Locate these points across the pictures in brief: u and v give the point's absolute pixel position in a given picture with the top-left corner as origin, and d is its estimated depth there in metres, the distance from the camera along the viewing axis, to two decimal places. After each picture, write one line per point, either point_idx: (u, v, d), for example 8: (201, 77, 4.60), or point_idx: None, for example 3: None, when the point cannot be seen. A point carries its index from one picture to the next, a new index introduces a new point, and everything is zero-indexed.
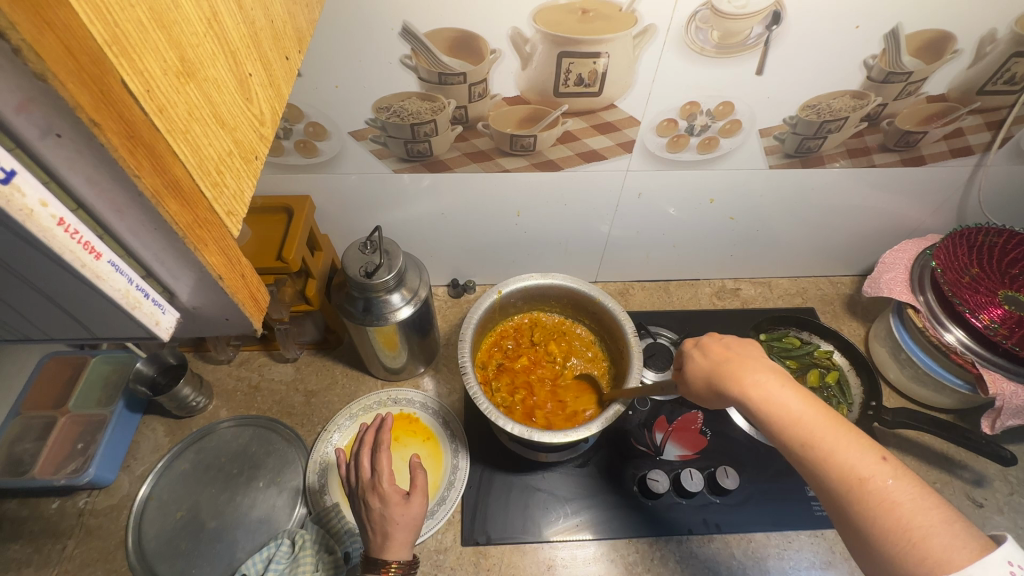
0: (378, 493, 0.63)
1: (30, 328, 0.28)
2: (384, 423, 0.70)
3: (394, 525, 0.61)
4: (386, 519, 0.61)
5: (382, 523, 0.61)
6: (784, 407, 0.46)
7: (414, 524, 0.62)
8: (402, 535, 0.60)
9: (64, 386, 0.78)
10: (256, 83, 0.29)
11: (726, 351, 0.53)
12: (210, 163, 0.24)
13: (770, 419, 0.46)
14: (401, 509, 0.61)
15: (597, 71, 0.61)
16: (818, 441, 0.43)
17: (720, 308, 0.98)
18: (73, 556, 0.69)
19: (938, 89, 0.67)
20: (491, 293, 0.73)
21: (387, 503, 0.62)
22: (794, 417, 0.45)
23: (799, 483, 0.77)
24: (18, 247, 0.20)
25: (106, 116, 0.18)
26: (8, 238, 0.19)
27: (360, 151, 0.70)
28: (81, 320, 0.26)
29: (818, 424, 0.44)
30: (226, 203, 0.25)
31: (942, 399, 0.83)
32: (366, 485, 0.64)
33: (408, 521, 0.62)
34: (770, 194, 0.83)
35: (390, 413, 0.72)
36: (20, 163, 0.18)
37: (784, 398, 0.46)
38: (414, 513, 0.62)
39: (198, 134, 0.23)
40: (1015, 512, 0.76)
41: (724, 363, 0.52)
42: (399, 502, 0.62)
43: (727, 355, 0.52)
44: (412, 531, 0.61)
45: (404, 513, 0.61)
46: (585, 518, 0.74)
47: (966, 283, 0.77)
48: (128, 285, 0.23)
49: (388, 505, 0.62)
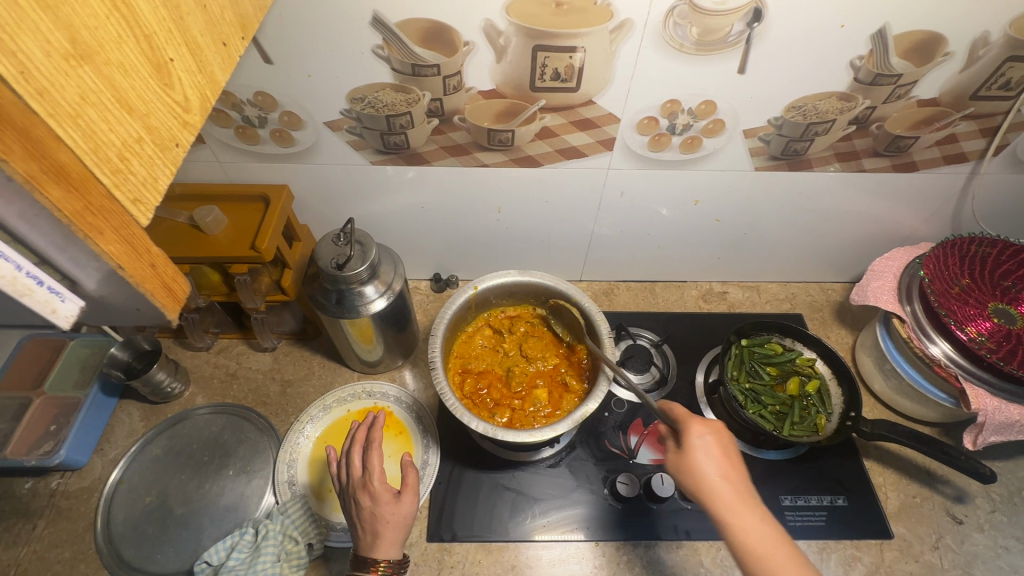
0: (368, 492, 0.61)
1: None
2: (375, 422, 0.69)
3: (385, 524, 0.60)
4: (376, 518, 0.60)
5: (372, 521, 0.60)
6: (759, 540, 0.49)
7: (405, 523, 0.62)
8: (392, 534, 0.60)
9: (41, 367, 0.79)
10: (179, 69, 0.28)
11: (726, 459, 0.54)
12: (111, 150, 0.23)
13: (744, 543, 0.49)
14: (392, 508, 0.61)
15: (573, 66, 0.60)
16: None
17: (705, 311, 0.97)
18: (43, 536, 0.69)
19: (929, 92, 0.64)
20: (466, 289, 0.72)
21: (377, 501, 0.61)
22: (763, 551, 0.48)
23: (773, 492, 0.76)
24: None
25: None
26: None
27: (336, 142, 0.69)
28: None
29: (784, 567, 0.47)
30: (132, 190, 0.25)
31: (926, 413, 0.81)
32: (356, 484, 0.63)
33: (398, 520, 0.61)
34: (756, 197, 0.81)
35: (382, 412, 0.71)
36: None
37: (761, 533, 0.49)
38: (404, 512, 0.61)
39: (94, 119, 0.23)
40: (996, 531, 0.74)
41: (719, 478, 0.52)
42: (389, 501, 0.61)
43: (727, 465, 0.53)
44: (402, 531, 0.61)
45: (394, 512, 0.60)
46: (554, 518, 0.73)
47: (955, 294, 0.75)
48: (15, 271, 0.22)
49: (379, 504, 0.61)
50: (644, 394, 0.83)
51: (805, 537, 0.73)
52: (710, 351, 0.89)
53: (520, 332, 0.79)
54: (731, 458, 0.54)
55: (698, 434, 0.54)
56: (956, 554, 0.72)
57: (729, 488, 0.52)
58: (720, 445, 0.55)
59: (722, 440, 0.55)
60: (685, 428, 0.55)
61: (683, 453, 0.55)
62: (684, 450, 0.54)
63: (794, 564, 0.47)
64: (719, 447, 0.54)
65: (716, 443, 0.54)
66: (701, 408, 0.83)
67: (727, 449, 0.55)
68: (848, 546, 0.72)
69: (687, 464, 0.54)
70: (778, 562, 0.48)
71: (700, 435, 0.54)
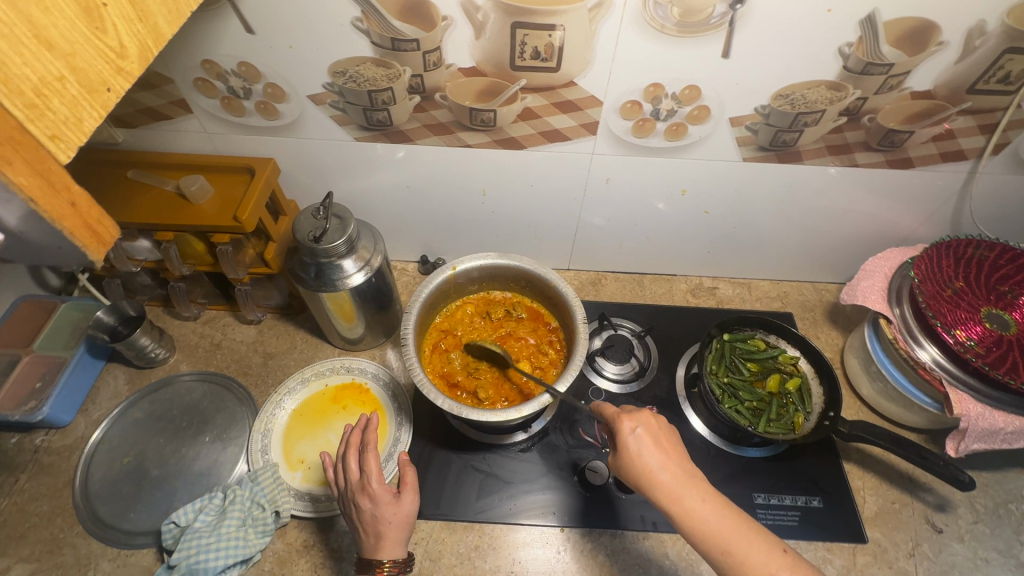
0: (367, 494, 0.60)
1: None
2: (369, 423, 0.66)
3: (387, 524, 0.60)
4: (378, 520, 0.60)
5: (374, 523, 0.60)
6: (703, 519, 0.49)
7: (407, 521, 0.61)
8: (395, 534, 0.60)
9: (33, 327, 0.81)
10: (114, 14, 0.29)
11: (662, 447, 0.54)
12: (24, 84, 0.24)
13: (692, 529, 0.50)
14: (393, 509, 0.60)
15: (553, 45, 0.59)
16: (735, 550, 0.48)
17: (693, 306, 0.95)
18: (24, 489, 0.72)
19: (922, 84, 0.62)
20: (444, 269, 0.72)
21: (377, 503, 0.60)
22: (711, 529, 0.49)
23: (746, 489, 0.75)
24: None
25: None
26: None
27: (320, 117, 0.70)
28: None
29: (731, 539, 0.48)
30: (50, 127, 0.25)
31: (912, 418, 0.78)
32: (355, 487, 0.62)
33: (400, 519, 0.61)
34: (746, 189, 0.79)
35: (375, 412, 0.69)
36: None
37: (704, 512, 0.50)
38: (405, 511, 0.61)
39: (5, 51, 0.23)
40: (976, 542, 0.71)
41: (655, 469, 0.52)
42: (390, 502, 0.60)
43: (662, 452, 0.54)
44: (405, 529, 0.61)
45: (396, 512, 0.60)
46: (520, 502, 0.73)
47: (946, 297, 0.73)
48: None
49: (379, 504, 0.60)
50: (624, 384, 0.83)
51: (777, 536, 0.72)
52: (694, 345, 0.87)
53: (501, 316, 0.78)
54: (665, 440, 0.55)
55: (628, 429, 0.55)
56: (932, 562, 0.70)
57: (669, 474, 0.52)
58: (655, 433, 0.55)
59: (657, 429, 0.56)
60: (616, 426, 0.56)
61: (621, 452, 0.55)
62: (620, 448, 0.55)
63: (739, 531, 0.49)
64: (653, 435, 0.55)
65: (648, 432, 0.55)
66: (679, 402, 0.82)
67: (664, 435, 0.56)
68: (820, 548, 0.71)
69: (627, 463, 0.54)
70: (726, 534, 0.48)
71: (632, 428, 0.55)
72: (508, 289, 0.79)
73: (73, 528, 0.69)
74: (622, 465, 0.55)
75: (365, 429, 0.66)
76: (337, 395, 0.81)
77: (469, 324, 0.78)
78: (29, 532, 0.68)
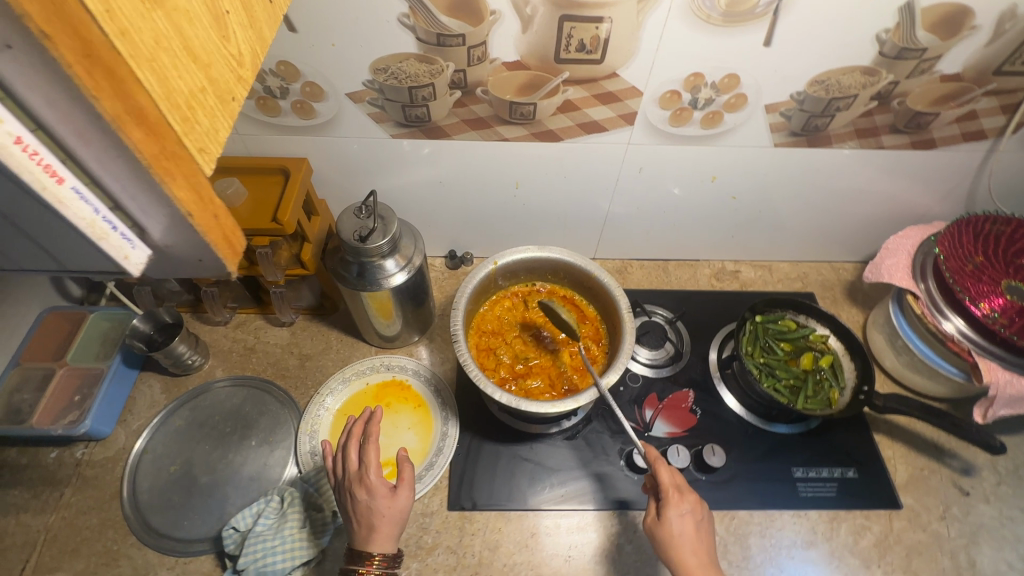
0: (365, 485, 0.61)
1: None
2: (374, 416, 0.67)
3: (380, 517, 0.60)
4: (372, 512, 0.60)
5: (368, 514, 0.60)
6: None
7: (400, 517, 0.61)
8: (388, 528, 0.60)
9: (62, 340, 0.79)
10: (233, 22, 0.28)
11: (699, 535, 0.60)
12: (180, 97, 0.24)
13: None
14: (388, 502, 0.60)
15: (599, 37, 0.60)
16: None
17: (718, 290, 0.97)
18: (70, 503, 0.71)
19: (952, 67, 0.64)
20: (487, 264, 0.72)
21: (372, 495, 0.60)
22: None
23: (786, 465, 0.78)
24: None
25: (58, 28, 0.17)
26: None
27: (357, 114, 0.69)
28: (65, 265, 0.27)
29: None
30: (198, 139, 0.25)
31: (936, 388, 0.82)
32: (353, 478, 0.62)
33: (394, 514, 0.61)
34: (774, 174, 0.81)
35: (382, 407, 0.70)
36: None
37: None
38: (400, 506, 0.61)
39: (166, 64, 0.23)
40: (1000, 502, 0.76)
41: (686, 551, 0.59)
42: (385, 494, 0.61)
43: (697, 541, 0.60)
44: (398, 525, 0.60)
45: (390, 505, 0.60)
46: (571, 488, 0.74)
47: (969, 271, 0.76)
48: (94, 215, 0.23)
49: (374, 497, 0.61)
50: (659, 368, 0.85)
51: (817, 507, 0.75)
52: (724, 328, 0.90)
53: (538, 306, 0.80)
54: (703, 533, 0.61)
55: (677, 509, 0.61)
56: (962, 524, 0.74)
57: (696, 559, 0.59)
58: (696, 521, 0.61)
59: (698, 515, 0.62)
60: (666, 501, 0.62)
61: (661, 523, 0.61)
62: (661, 520, 0.61)
63: None
64: (695, 522, 0.61)
65: (692, 518, 0.61)
66: (714, 383, 0.84)
67: (703, 524, 0.62)
68: (858, 516, 0.74)
69: (663, 529, 0.61)
70: None
71: (679, 510, 0.61)
72: (544, 281, 0.80)
73: (126, 539, 0.68)
74: (659, 534, 0.61)
75: (368, 420, 0.67)
76: (380, 393, 0.81)
77: (509, 314, 0.80)
78: (82, 546, 0.68)
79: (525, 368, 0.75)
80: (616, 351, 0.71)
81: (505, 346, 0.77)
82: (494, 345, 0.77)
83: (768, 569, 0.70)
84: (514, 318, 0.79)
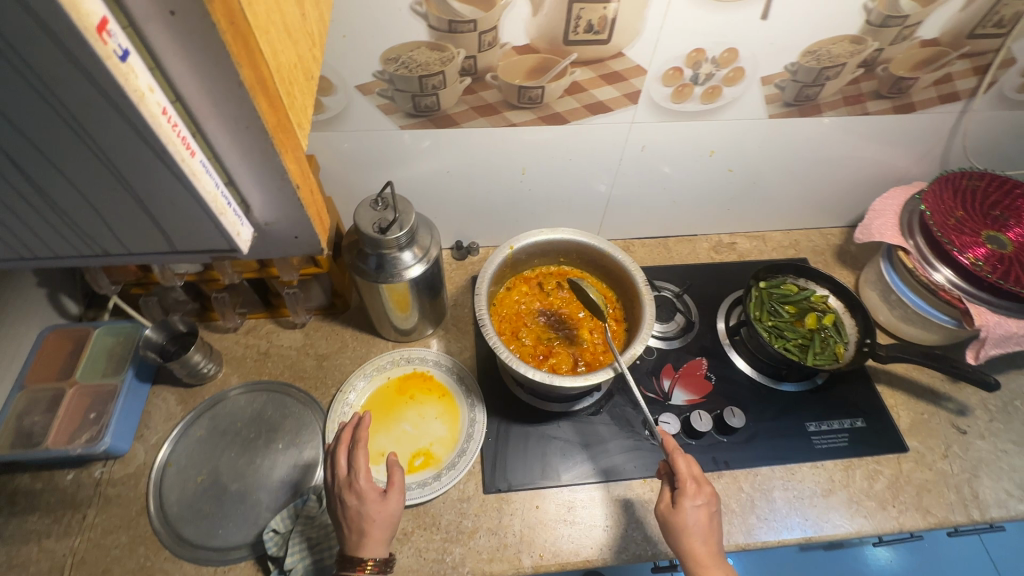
0: (355, 491, 0.61)
1: (30, 236, 0.35)
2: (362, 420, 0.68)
3: (371, 522, 0.60)
4: (362, 517, 0.60)
5: (358, 520, 0.60)
6: None
7: (392, 520, 0.61)
8: (379, 532, 0.60)
9: (67, 358, 0.76)
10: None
11: (710, 526, 0.63)
12: (286, 74, 0.29)
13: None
14: (378, 506, 0.61)
15: (606, 17, 0.61)
16: None
17: (718, 262, 1.01)
18: (95, 524, 0.68)
19: (931, 33, 0.69)
20: (504, 249, 0.73)
21: (363, 500, 0.61)
22: None
23: (800, 420, 0.82)
24: (144, 154, 0.28)
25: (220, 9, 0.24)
26: (143, 150, 0.28)
27: (367, 107, 0.69)
28: (163, 228, 0.34)
29: None
30: (297, 113, 0.31)
31: (928, 336, 0.87)
32: (343, 484, 0.63)
33: (385, 519, 0.61)
34: (767, 146, 0.85)
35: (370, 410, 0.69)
36: (134, 47, 0.25)
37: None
38: (390, 510, 0.61)
39: (275, 40, 0.28)
40: (995, 437, 0.82)
41: (697, 539, 0.61)
42: (376, 500, 0.61)
43: (710, 531, 0.62)
44: (389, 529, 0.61)
45: (381, 510, 0.60)
46: (600, 462, 0.76)
47: (952, 226, 0.80)
48: (215, 188, 0.31)
49: (365, 502, 0.61)
50: (670, 340, 0.88)
51: (832, 457, 0.79)
52: (729, 298, 0.93)
53: (554, 288, 0.82)
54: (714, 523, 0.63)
55: (692, 500, 0.63)
56: (963, 460, 0.79)
57: (707, 547, 0.61)
58: (707, 512, 0.63)
59: (712, 507, 0.64)
60: (682, 492, 0.63)
61: (675, 510, 0.63)
62: (677, 508, 0.63)
63: None
64: (707, 512, 0.63)
65: (706, 510, 0.63)
66: (725, 350, 0.87)
67: (714, 515, 0.64)
68: (870, 462, 0.79)
69: (680, 513, 0.62)
70: None
71: (693, 500, 0.63)
72: (556, 264, 0.82)
73: (159, 554, 0.67)
74: (672, 519, 0.63)
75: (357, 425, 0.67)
76: (402, 386, 0.81)
77: (525, 298, 0.81)
78: (113, 565, 0.66)
79: (548, 348, 0.77)
80: (637, 322, 0.73)
81: (527, 329, 0.79)
82: (516, 329, 0.78)
83: (795, 519, 0.74)
84: (531, 302, 0.81)
